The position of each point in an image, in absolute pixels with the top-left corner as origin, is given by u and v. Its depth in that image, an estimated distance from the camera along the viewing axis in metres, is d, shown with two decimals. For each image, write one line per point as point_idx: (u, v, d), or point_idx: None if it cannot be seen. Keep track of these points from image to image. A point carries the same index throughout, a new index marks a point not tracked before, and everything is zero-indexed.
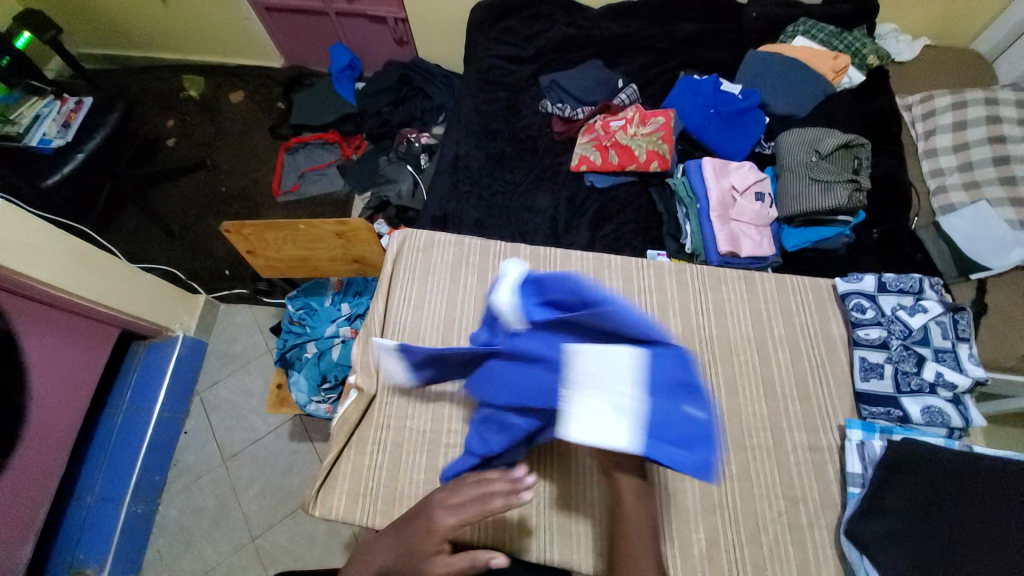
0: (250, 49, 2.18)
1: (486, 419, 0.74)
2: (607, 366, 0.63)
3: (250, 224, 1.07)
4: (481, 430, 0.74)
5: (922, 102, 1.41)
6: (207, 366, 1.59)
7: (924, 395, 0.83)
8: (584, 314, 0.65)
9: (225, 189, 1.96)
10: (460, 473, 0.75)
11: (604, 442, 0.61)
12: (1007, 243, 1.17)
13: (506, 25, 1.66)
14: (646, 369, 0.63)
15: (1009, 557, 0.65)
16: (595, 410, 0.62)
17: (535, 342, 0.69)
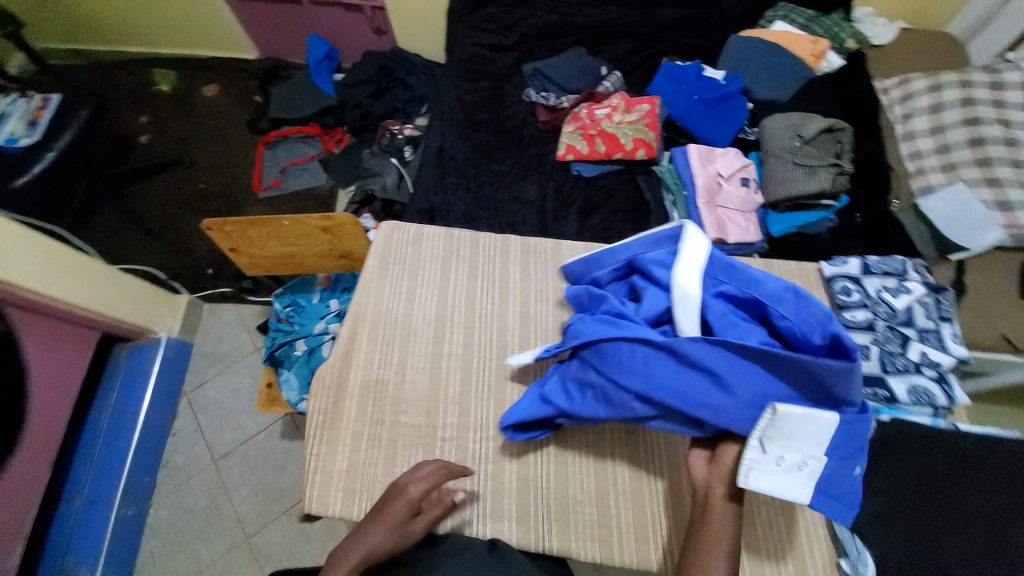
0: (223, 41, 2.13)
1: (590, 380, 0.71)
2: (814, 429, 0.61)
3: (232, 220, 1.04)
4: (574, 390, 0.73)
5: (900, 85, 1.44)
6: (193, 367, 1.57)
7: (909, 375, 0.82)
8: (825, 360, 0.60)
9: (204, 185, 1.91)
10: (522, 417, 0.75)
11: (778, 492, 0.61)
12: (983, 224, 1.19)
13: (486, 14, 1.64)
14: (840, 434, 0.61)
15: (993, 532, 0.67)
16: (774, 457, 0.61)
17: (718, 353, 0.65)
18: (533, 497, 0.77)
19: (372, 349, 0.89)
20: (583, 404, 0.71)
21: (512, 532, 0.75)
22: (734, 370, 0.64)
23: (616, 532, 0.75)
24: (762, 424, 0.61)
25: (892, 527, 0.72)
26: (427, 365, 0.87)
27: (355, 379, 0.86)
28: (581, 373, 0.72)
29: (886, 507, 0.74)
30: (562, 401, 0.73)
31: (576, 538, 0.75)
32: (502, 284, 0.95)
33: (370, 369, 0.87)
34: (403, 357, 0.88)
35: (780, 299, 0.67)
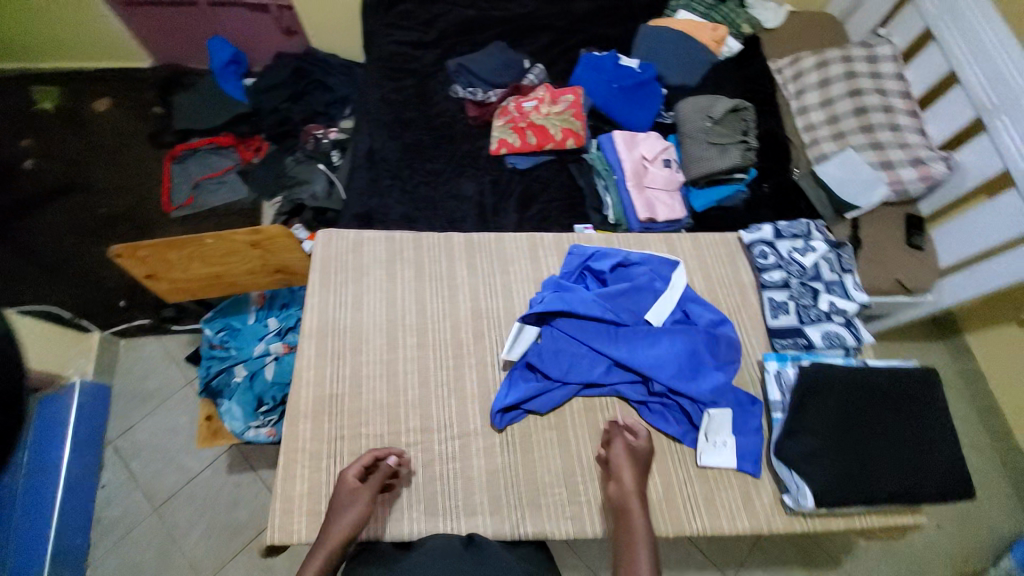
0: (108, 52, 1.93)
1: (575, 354, 0.84)
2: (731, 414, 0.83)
3: (145, 245, 0.96)
4: (558, 362, 0.83)
5: (791, 64, 1.60)
6: (119, 410, 1.43)
7: (823, 322, 0.90)
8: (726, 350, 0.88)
9: (108, 210, 1.73)
10: (511, 402, 0.82)
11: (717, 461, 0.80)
12: (872, 182, 1.38)
13: (402, 10, 1.62)
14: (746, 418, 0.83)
15: (901, 450, 0.75)
16: (715, 442, 0.81)
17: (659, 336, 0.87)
18: (504, 487, 0.79)
19: (320, 365, 0.85)
20: (565, 374, 0.83)
21: (488, 523, 0.77)
22: (692, 369, 0.83)
23: (586, 506, 0.78)
24: (704, 421, 0.81)
25: (826, 462, 0.74)
26: (382, 373, 0.86)
27: (307, 397, 0.83)
28: (567, 347, 0.84)
29: (821, 445, 0.75)
30: (546, 371, 0.83)
31: (550, 518, 0.77)
32: (449, 282, 0.94)
33: (322, 385, 0.84)
34: (357, 367, 0.86)
35: (729, 325, 0.89)
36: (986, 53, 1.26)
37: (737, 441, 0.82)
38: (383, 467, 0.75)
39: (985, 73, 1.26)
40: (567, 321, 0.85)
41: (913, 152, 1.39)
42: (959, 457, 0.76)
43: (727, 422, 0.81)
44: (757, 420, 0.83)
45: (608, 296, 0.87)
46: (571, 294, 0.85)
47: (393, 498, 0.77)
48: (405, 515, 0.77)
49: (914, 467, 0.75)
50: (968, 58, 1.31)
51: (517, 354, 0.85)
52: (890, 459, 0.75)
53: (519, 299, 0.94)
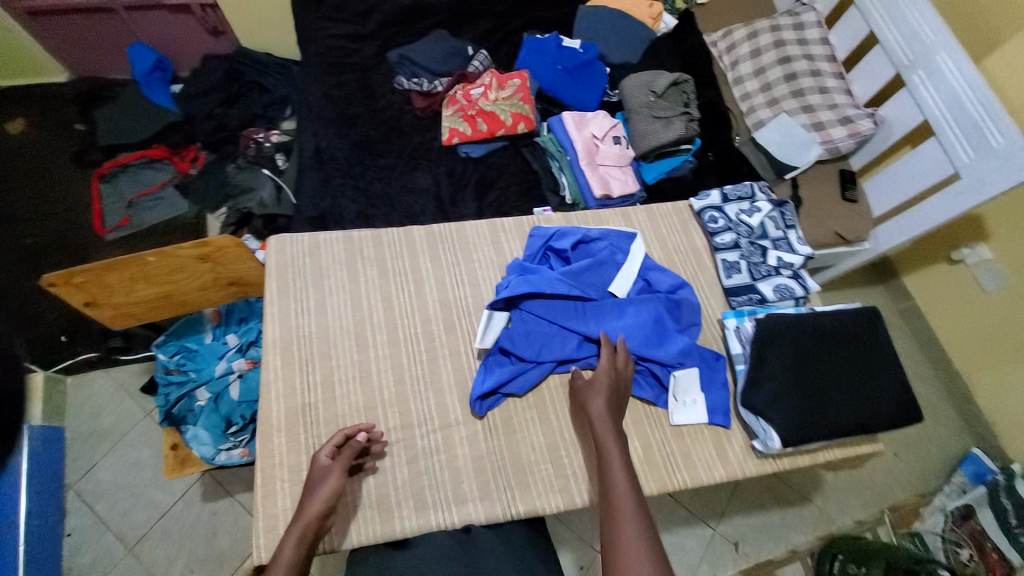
0: (13, 66, 1.76)
1: (546, 334, 0.85)
2: (697, 377, 0.86)
3: (80, 269, 0.88)
4: (532, 343, 0.85)
5: (724, 36, 1.68)
6: (75, 452, 1.34)
7: (773, 277, 0.95)
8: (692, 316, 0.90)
9: (33, 240, 1.59)
10: (489, 389, 0.82)
11: (691, 419, 0.85)
12: (807, 143, 1.47)
13: (335, 2, 1.56)
14: (710, 381, 0.87)
15: (854, 385, 0.81)
16: (683, 402, 0.85)
17: (627, 308, 0.88)
18: (492, 472, 0.80)
19: (289, 374, 0.83)
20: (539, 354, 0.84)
21: (479, 509, 0.78)
22: (659, 335, 0.86)
23: (572, 477, 0.81)
24: (672, 384, 0.85)
25: (788, 406, 0.78)
26: (355, 375, 0.84)
27: (279, 410, 0.81)
28: (539, 329, 0.85)
29: (782, 390, 0.79)
30: (521, 353, 0.84)
31: (539, 495, 0.79)
32: (414, 276, 0.93)
33: (294, 396, 0.82)
34: (328, 373, 0.84)
35: (688, 288, 0.93)
36: (899, 13, 1.35)
37: (706, 397, 0.86)
38: (354, 443, 0.75)
39: (900, 32, 1.35)
40: (537, 303, 0.86)
41: (841, 112, 1.48)
42: (907, 385, 0.82)
43: (695, 380, 0.86)
44: (722, 375, 0.87)
45: (573, 274, 0.89)
46: (538, 277, 0.86)
47: (381, 498, 0.77)
48: (395, 513, 0.76)
49: (867, 400, 0.80)
50: (884, 18, 1.40)
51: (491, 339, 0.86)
52: (845, 394, 0.81)
53: (486, 287, 0.94)
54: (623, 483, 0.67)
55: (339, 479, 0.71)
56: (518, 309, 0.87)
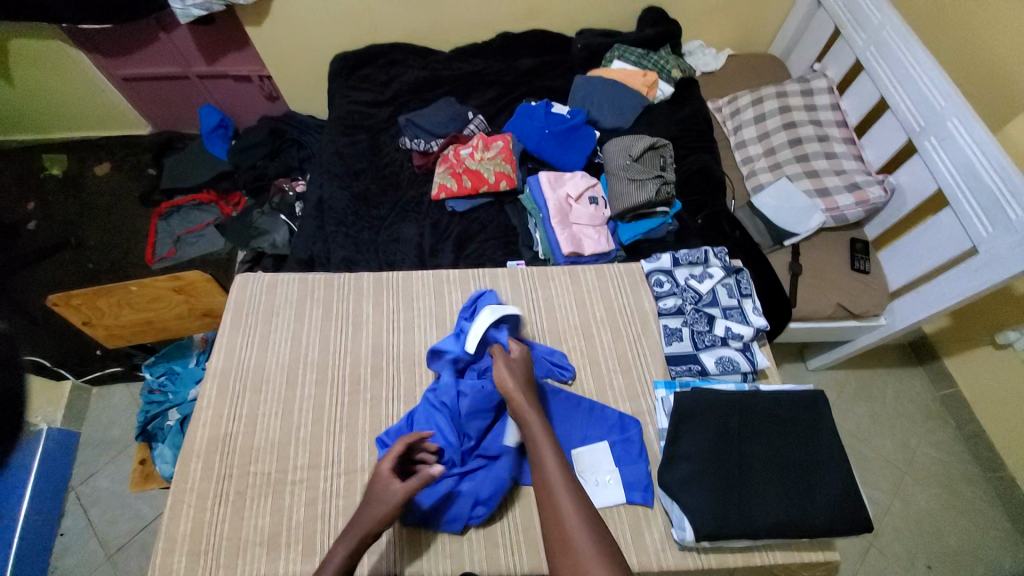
0: (110, 121, 2.13)
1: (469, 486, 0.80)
2: (598, 458, 0.82)
3: (76, 293, 1.04)
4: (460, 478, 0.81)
5: (728, 102, 1.67)
6: (81, 458, 1.46)
7: (716, 348, 0.92)
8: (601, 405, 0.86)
9: (94, 265, 1.86)
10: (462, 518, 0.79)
11: (605, 504, 0.78)
12: (808, 210, 1.37)
13: (362, 74, 1.76)
14: (621, 459, 0.81)
15: (784, 479, 0.74)
16: (593, 479, 0.80)
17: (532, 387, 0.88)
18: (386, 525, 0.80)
19: (220, 403, 0.88)
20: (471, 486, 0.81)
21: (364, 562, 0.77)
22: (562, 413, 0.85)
23: (468, 542, 0.79)
24: (577, 460, 0.81)
25: (702, 491, 0.73)
26: (278, 412, 0.88)
27: (203, 437, 0.86)
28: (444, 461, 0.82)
29: (698, 472, 0.74)
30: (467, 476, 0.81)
31: (429, 557, 0.78)
32: (355, 319, 0.98)
33: (218, 424, 0.87)
34: (254, 406, 0.88)
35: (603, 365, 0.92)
36: (909, 79, 1.26)
37: (622, 472, 0.81)
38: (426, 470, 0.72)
39: (909, 98, 1.25)
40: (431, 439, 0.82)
41: (849, 178, 1.40)
42: (847, 489, 0.73)
43: (605, 458, 0.81)
44: (637, 446, 0.82)
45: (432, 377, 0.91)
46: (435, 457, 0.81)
47: (273, 536, 0.77)
48: (283, 556, 0.76)
49: (798, 499, 0.73)
50: (895, 84, 1.31)
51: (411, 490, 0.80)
52: (772, 487, 0.73)
53: (420, 334, 0.97)
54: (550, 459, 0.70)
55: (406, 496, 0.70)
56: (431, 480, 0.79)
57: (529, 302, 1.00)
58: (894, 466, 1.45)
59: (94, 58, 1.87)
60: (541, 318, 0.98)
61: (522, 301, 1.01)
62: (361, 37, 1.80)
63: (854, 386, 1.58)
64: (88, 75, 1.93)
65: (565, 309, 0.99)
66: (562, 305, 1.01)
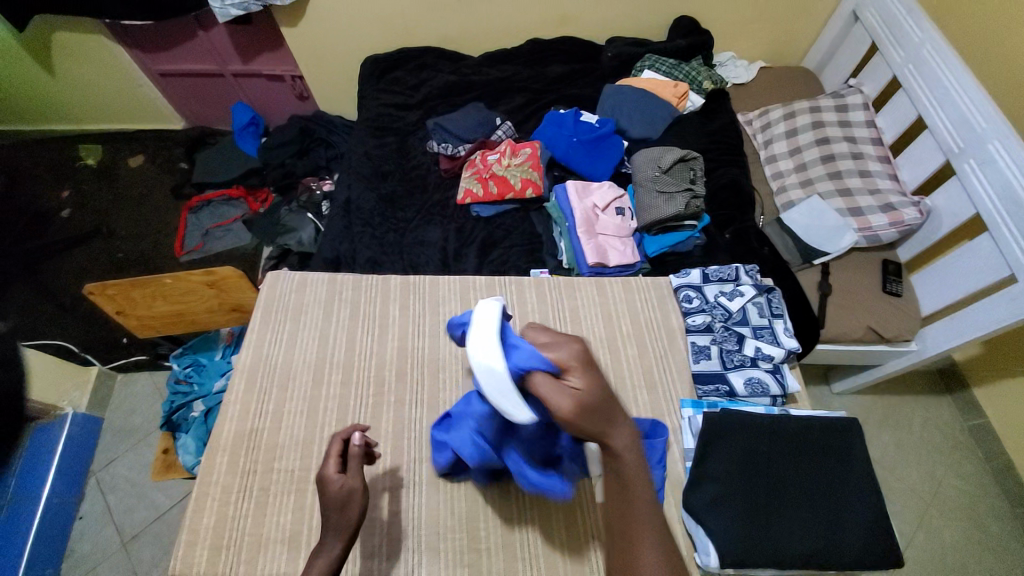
0: (146, 114, 2.19)
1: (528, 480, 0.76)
2: None
3: (112, 283, 1.06)
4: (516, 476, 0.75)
5: (760, 116, 1.64)
6: (102, 445, 1.50)
7: (745, 368, 0.91)
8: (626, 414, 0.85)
9: (124, 255, 1.91)
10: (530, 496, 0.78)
11: None
12: (840, 229, 1.34)
13: (392, 76, 1.78)
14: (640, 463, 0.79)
15: (812, 507, 0.73)
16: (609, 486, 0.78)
17: None
18: (405, 530, 0.80)
19: (248, 398, 0.90)
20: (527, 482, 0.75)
21: (382, 565, 0.77)
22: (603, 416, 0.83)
23: (486, 553, 0.79)
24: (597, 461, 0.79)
25: (728, 517, 0.72)
26: (304, 410, 0.89)
27: (229, 431, 0.87)
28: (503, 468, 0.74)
29: (722, 496, 0.74)
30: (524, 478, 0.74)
31: (444, 566, 0.78)
32: (381, 321, 0.99)
33: (245, 419, 0.88)
34: (280, 404, 0.90)
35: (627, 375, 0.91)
36: (949, 100, 1.22)
37: None
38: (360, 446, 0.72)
39: (949, 119, 1.22)
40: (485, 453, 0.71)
41: (884, 198, 1.36)
42: (875, 521, 0.73)
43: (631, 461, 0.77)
44: (660, 452, 0.80)
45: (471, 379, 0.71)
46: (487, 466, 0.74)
47: (293, 535, 0.78)
48: (303, 555, 0.77)
49: (825, 529, 0.72)
50: (934, 104, 1.27)
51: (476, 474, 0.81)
52: (800, 516, 0.73)
53: (445, 340, 0.98)
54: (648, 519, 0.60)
55: (360, 480, 0.70)
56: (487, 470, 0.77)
57: (555, 312, 1.00)
58: (919, 497, 1.41)
59: (134, 53, 1.93)
60: (567, 328, 0.98)
61: (547, 310, 1.01)
62: (394, 40, 1.82)
63: (880, 411, 1.53)
64: (127, 70, 1.99)
65: (591, 320, 0.99)
66: (588, 317, 1.01)
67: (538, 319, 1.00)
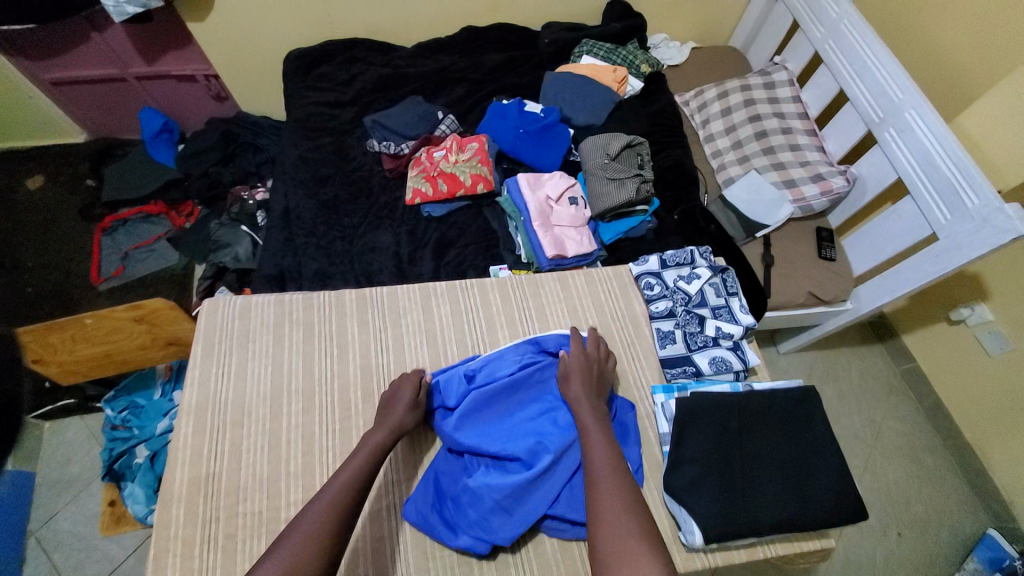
0: (40, 129, 1.92)
1: (557, 498, 0.78)
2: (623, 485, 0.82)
3: (24, 330, 0.98)
4: (547, 495, 0.77)
5: (695, 96, 1.69)
6: (36, 503, 1.32)
7: (709, 348, 0.96)
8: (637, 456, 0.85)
9: (33, 289, 1.69)
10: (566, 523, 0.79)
11: None
12: (777, 202, 1.41)
13: (320, 72, 1.66)
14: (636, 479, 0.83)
15: (782, 476, 0.79)
16: None
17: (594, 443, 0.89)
18: (392, 555, 0.78)
19: (199, 441, 0.82)
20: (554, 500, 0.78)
21: None
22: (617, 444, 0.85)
23: (478, 565, 0.78)
24: None
25: (707, 495, 0.76)
26: (265, 445, 0.83)
27: (182, 479, 0.79)
28: (558, 474, 0.78)
29: (701, 475, 0.78)
30: (554, 495, 0.78)
31: None
32: (339, 340, 0.94)
33: (198, 464, 0.80)
34: (237, 441, 0.82)
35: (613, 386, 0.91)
36: (866, 70, 1.31)
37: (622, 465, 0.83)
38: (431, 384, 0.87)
39: (868, 89, 1.30)
40: (547, 451, 0.79)
41: (813, 169, 1.45)
42: (841, 483, 0.79)
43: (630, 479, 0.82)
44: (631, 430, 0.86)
45: (484, 406, 0.84)
46: (524, 484, 0.76)
47: None
48: None
49: (798, 496, 0.78)
50: (853, 75, 1.35)
51: (515, 535, 0.75)
52: (772, 485, 0.78)
53: (410, 352, 0.94)
54: (599, 440, 0.75)
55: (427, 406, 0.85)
56: (514, 499, 0.76)
57: (521, 314, 1.00)
58: (860, 439, 1.55)
59: (16, 61, 1.66)
60: (534, 326, 0.99)
61: (513, 312, 1.01)
62: (318, 32, 1.69)
63: (822, 367, 1.66)
64: (10, 80, 1.73)
65: (558, 318, 1.00)
66: (554, 314, 1.01)
67: (505, 323, 0.99)
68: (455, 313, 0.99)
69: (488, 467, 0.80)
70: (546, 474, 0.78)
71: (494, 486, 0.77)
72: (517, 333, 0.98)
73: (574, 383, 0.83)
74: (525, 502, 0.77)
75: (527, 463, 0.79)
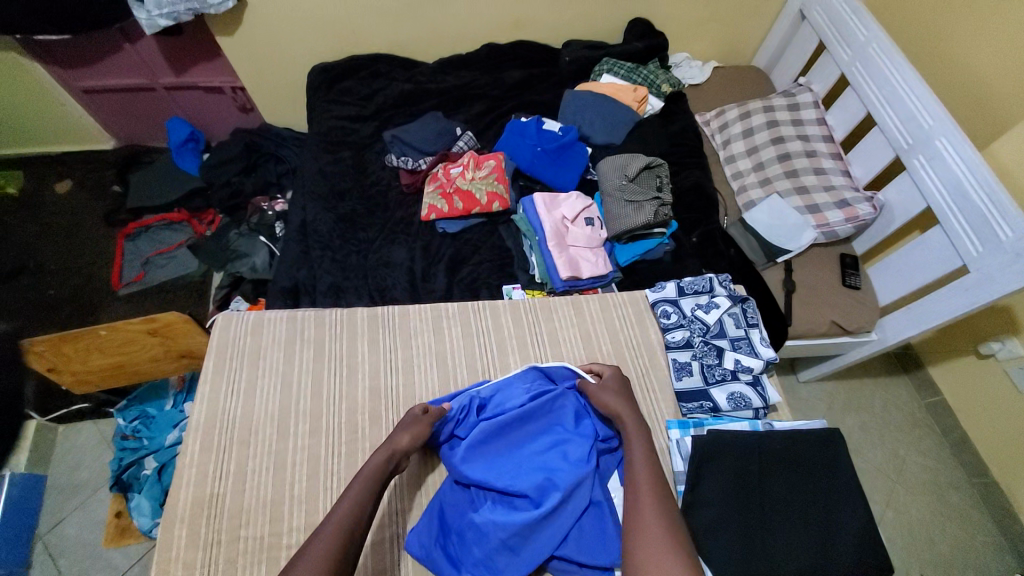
0: (72, 135, 1.99)
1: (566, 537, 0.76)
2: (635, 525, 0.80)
3: (39, 340, 0.98)
4: (555, 534, 0.75)
5: (717, 116, 1.66)
6: (47, 505, 1.34)
7: (727, 383, 0.92)
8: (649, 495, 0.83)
9: (57, 291, 1.73)
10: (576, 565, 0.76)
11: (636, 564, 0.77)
12: (800, 227, 1.37)
13: (343, 87, 1.68)
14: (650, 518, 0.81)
15: (803, 525, 0.75)
16: None
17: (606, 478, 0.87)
18: None
19: (206, 460, 0.82)
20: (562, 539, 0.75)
21: None
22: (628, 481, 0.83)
23: None
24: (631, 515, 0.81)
25: (723, 542, 0.73)
26: (271, 466, 0.82)
27: (187, 499, 0.79)
28: (567, 514, 0.76)
29: (717, 519, 0.75)
30: (562, 534, 0.75)
31: None
32: (349, 361, 0.93)
33: (204, 484, 0.80)
34: (243, 462, 0.82)
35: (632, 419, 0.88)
36: (895, 96, 1.27)
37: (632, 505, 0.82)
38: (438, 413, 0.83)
39: (897, 114, 1.26)
40: (558, 488, 0.76)
41: (838, 194, 1.40)
42: (867, 535, 0.75)
43: None
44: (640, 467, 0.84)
45: (493, 437, 0.83)
46: (532, 522, 0.74)
47: None
48: None
49: (820, 547, 0.74)
50: (881, 99, 1.32)
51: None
52: (793, 534, 0.75)
53: (419, 374, 0.93)
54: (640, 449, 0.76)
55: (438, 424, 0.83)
56: (521, 536, 0.74)
57: (533, 339, 0.99)
58: (885, 476, 1.48)
59: (54, 70, 1.73)
60: (546, 352, 0.97)
61: (525, 337, 0.99)
62: (342, 48, 1.72)
63: (843, 396, 1.60)
64: (48, 89, 1.80)
65: (570, 344, 0.98)
66: (567, 340, 1.00)
67: (516, 347, 0.98)
68: (467, 336, 0.98)
69: (495, 502, 0.78)
70: (556, 511, 0.75)
71: (501, 524, 0.74)
72: (529, 358, 0.97)
73: (611, 397, 0.84)
74: (534, 540, 0.74)
75: (536, 500, 0.76)
